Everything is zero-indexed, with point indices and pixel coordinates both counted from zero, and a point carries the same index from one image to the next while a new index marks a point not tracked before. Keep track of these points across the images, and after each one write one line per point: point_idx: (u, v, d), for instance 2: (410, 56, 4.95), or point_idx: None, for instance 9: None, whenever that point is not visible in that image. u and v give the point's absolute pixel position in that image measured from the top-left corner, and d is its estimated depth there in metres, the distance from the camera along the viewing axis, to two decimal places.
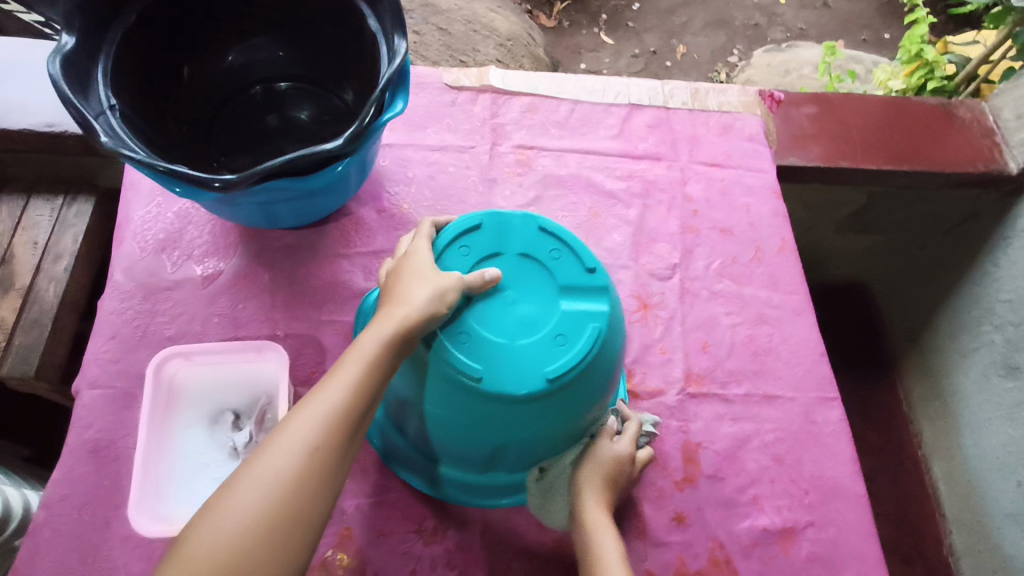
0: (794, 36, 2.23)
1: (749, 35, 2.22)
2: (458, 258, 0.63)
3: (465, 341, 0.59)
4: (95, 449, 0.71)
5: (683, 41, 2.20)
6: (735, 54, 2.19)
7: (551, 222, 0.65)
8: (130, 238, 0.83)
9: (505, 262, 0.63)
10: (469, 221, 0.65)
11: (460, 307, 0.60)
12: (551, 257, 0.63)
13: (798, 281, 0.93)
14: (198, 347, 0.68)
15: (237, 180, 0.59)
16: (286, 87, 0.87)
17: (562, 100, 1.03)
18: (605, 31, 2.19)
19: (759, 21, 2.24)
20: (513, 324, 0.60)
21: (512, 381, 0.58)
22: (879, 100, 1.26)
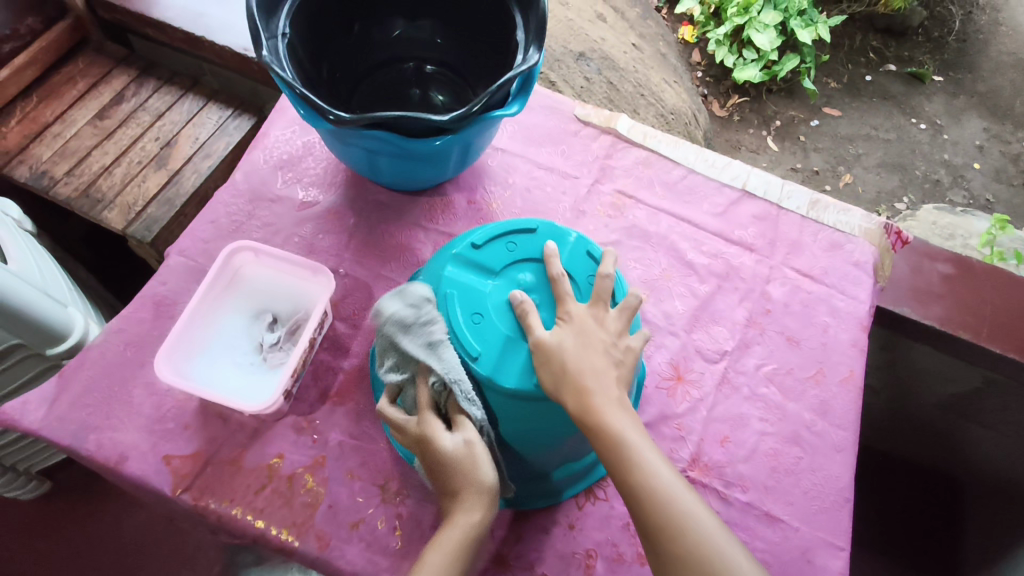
0: (976, 204, 2.08)
1: (926, 188, 2.11)
2: (502, 250, 0.68)
3: (476, 321, 0.63)
4: (160, 302, 0.80)
5: (852, 171, 2.13)
6: (904, 203, 2.09)
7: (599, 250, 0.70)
8: (261, 149, 0.94)
9: (542, 269, 0.68)
10: (526, 224, 0.70)
11: (485, 292, 0.65)
12: (586, 281, 0.68)
13: (850, 418, 0.87)
14: (267, 248, 0.75)
15: (348, 119, 0.66)
16: (432, 71, 0.97)
17: (677, 165, 1.05)
18: (773, 136, 2.17)
19: (943, 177, 2.13)
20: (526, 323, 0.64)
21: (507, 370, 0.62)
22: None
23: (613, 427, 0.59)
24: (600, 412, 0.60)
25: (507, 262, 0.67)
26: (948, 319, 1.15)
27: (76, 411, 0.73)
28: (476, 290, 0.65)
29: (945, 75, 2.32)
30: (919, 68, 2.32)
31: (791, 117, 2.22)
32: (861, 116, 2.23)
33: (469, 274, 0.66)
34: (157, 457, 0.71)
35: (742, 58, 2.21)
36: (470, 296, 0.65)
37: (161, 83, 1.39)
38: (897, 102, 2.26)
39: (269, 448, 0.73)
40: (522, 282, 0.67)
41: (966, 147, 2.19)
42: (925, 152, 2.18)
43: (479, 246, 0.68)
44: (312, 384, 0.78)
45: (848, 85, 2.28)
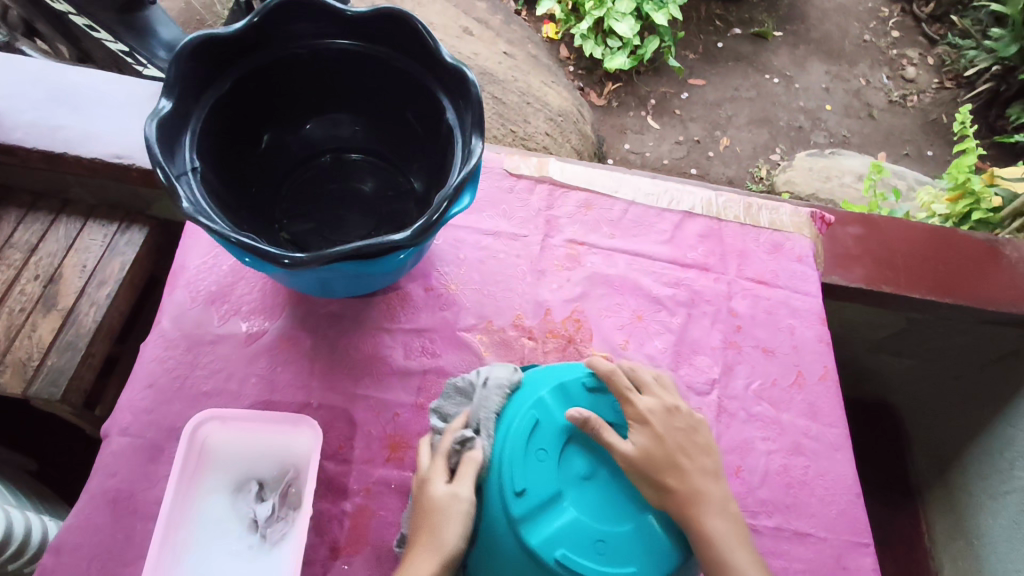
0: (837, 142, 2.26)
1: (792, 136, 2.26)
2: (537, 465, 0.56)
3: (604, 549, 0.54)
4: (115, 499, 0.70)
5: (728, 134, 2.24)
6: (777, 153, 2.23)
7: (587, 377, 0.61)
8: (182, 286, 0.84)
9: (580, 442, 0.58)
10: (524, 419, 0.57)
11: (580, 518, 0.54)
12: (613, 411, 0.61)
13: (838, 414, 0.91)
14: (234, 413, 0.67)
15: (305, 259, 0.60)
16: (355, 159, 0.90)
17: (617, 200, 1.05)
18: (652, 115, 2.25)
19: (803, 123, 2.29)
20: (624, 504, 0.57)
21: (659, 556, 0.56)
22: (924, 229, 1.27)
23: (719, 529, 0.58)
24: (705, 515, 0.58)
25: (555, 473, 0.56)
26: (871, 278, 1.23)
27: None
28: (571, 524, 0.54)
29: (784, 29, 2.48)
30: (761, 26, 2.47)
31: (664, 93, 2.31)
32: (723, 81, 2.35)
33: (550, 517, 0.54)
34: None
35: (608, 47, 2.27)
36: (573, 536, 0.53)
37: (25, 211, 1.22)
38: (749, 61, 2.40)
39: None
40: (581, 471, 0.57)
41: (816, 91, 2.36)
42: (783, 102, 2.33)
43: (527, 483, 0.55)
44: (319, 542, 0.71)
45: (704, 54, 2.40)
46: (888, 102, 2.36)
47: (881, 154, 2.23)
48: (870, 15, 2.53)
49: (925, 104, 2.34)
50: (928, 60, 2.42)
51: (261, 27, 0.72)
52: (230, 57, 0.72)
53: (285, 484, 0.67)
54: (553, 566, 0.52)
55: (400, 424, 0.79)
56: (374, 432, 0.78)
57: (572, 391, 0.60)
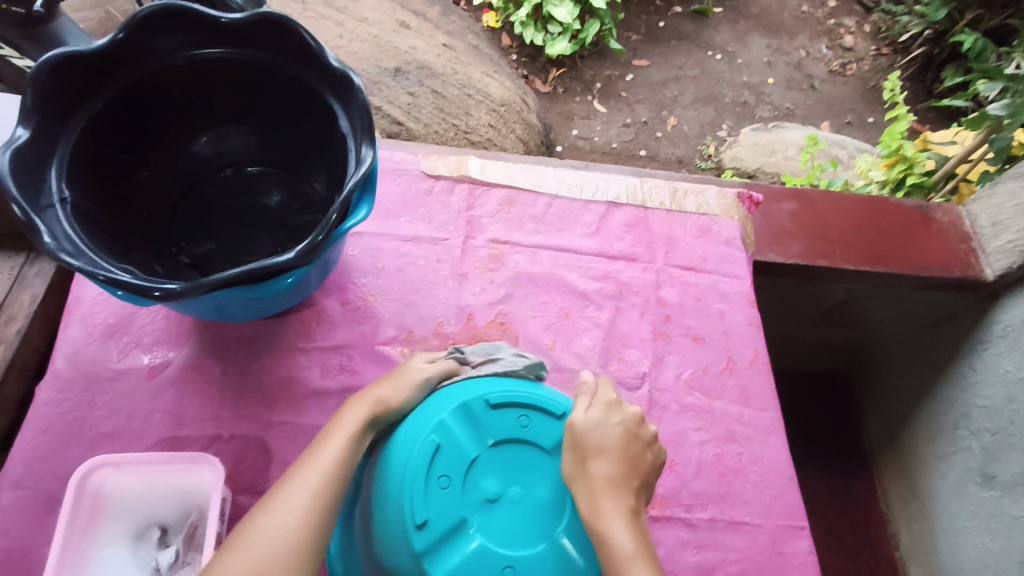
0: (781, 115, 2.28)
1: (738, 112, 2.26)
2: (439, 493, 0.53)
3: (512, 575, 0.51)
4: (8, 559, 0.66)
5: (674, 113, 2.24)
6: (724, 130, 2.23)
7: (492, 392, 0.58)
8: (77, 321, 0.79)
9: (485, 464, 0.55)
10: (423, 447, 0.55)
11: (483, 546, 0.52)
12: (524, 426, 0.57)
13: (770, 396, 0.91)
14: (127, 457, 0.63)
15: (179, 290, 0.56)
16: (256, 172, 0.86)
17: (541, 194, 1.02)
18: (598, 99, 2.23)
19: (748, 98, 2.29)
20: (535, 522, 0.54)
21: (574, 574, 0.52)
22: (856, 199, 1.28)
23: (619, 533, 0.52)
24: (610, 517, 0.53)
25: (458, 501, 0.53)
26: (807, 253, 1.23)
27: None
28: (476, 555, 0.51)
29: (723, 6, 2.48)
30: (700, 4, 2.46)
31: (608, 76, 2.29)
32: (666, 60, 2.35)
33: (455, 548, 0.52)
34: None
35: (548, 33, 2.22)
36: (479, 565, 0.51)
37: None
38: (691, 39, 2.39)
39: None
40: (489, 496, 0.54)
41: (757, 66, 2.36)
42: (726, 78, 2.33)
43: (428, 514, 0.52)
44: None
45: (647, 34, 2.38)
46: (829, 73, 2.38)
47: (822, 125, 2.26)
48: None
49: (864, 72, 2.37)
50: (864, 28, 2.44)
51: (128, 44, 0.67)
52: (97, 76, 0.67)
53: (189, 526, 0.63)
54: None
55: None
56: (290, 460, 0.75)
57: (477, 412, 0.57)
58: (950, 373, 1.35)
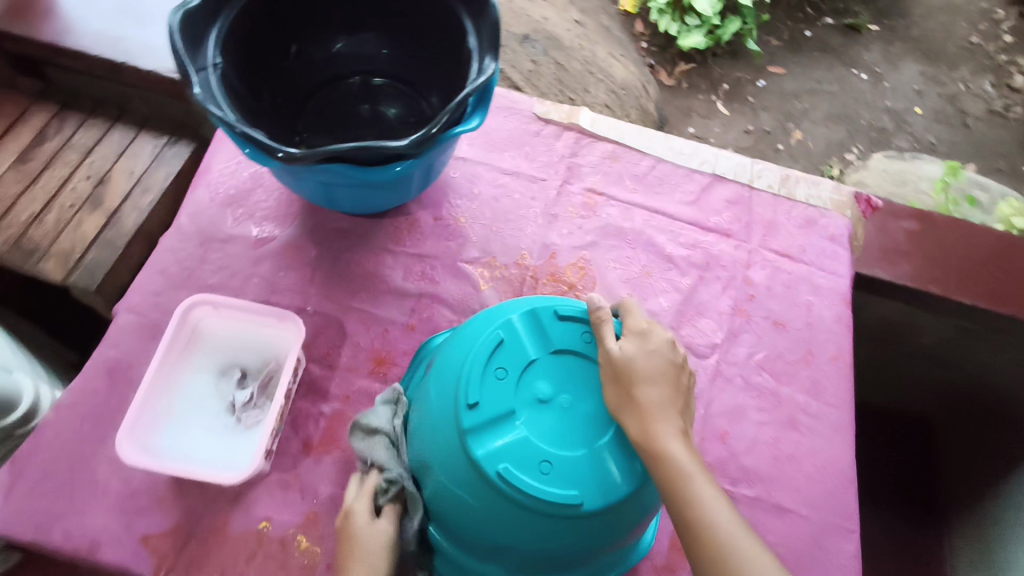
0: (921, 148, 2.09)
1: (872, 137, 2.10)
2: (495, 383, 0.55)
3: (548, 469, 0.52)
4: (114, 369, 0.75)
5: (801, 127, 2.11)
6: (854, 153, 2.08)
7: (563, 304, 0.60)
8: (204, 186, 0.87)
9: (542, 367, 0.57)
10: (488, 339, 0.57)
11: (528, 438, 0.53)
12: (585, 341, 0.59)
13: (844, 396, 0.87)
14: (227, 300, 0.70)
15: (300, 155, 0.61)
16: (381, 83, 0.91)
17: (645, 155, 1.02)
18: (722, 101, 2.11)
19: (887, 125, 2.13)
20: (579, 429, 0.55)
21: (608, 484, 0.53)
22: (988, 233, 1.17)
23: (677, 454, 0.53)
24: (664, 437, 0.53)
25: (510, 393, 0.55)
26: (918, 276, 1.15)
27: (33, 502, 0.67)
28: (518, 442, 0.53)
29: (881, 24, 2.29)
30: (854, 18, 2.29)
31: (738, 79, 2.17)
32: (805, 71, 2.20)
33: (499, 433, 0.54)
34: (135, 539, 0.67)
35: (684, 24, 2.13)
36: (520, 453, 0.53)
37: (85, 116, 1.28)
38: (837, 54, 2.23)
39: (254, 512, 0.69)
40: (542, 396, 0.55)
41: (905, 92, 2.18)
42: (867, 100, 2.16)
43: (480, 396, 0.54)
44: (294, 436, 0.74)
45: (790, 41, 2.24)
46: (986, 113, 2.17)
47: (968, 167, 2.06)
48: (981, 17, 2.32)
49: None
50: None
51: None
52: None
53: (267, 374, 0.70)
54: (493, 478, 0.52)
55: (388, 341, 0.81)
56: (362, 345, 0.80)
57: (545, 319, 0.59)
58: None
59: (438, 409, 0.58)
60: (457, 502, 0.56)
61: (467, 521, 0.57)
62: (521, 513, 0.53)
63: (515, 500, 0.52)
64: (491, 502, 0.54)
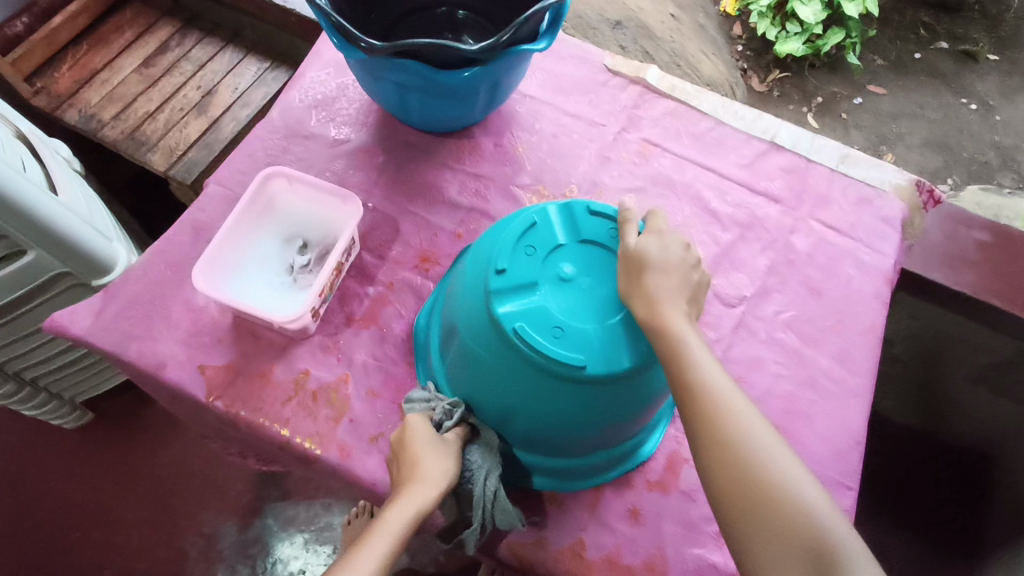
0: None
1: (971, 169, 1.97)
2: (524, 258, 0.64)
3: (560, 334, 0.60)
4: (198, 228, 0.85)
5: (894, 150, 1.99)
6: (947, 184, 1.96)
7: (596, 204, 0.68)
8: (296, 90, 0.97)
9: (568, 252, 0.65)
10: (523, 221, 0.66)
11: (546, 305, 0.61)
12: (610, 237, 0.67)
13: (868, 367, 0.87)
14: (301, 175, 0.79)
15: (379, 47, 0.69)
16: (465, 17, 0.98)
17: (706, 117, 1.04)
18: (813, 114, 2.02)
19: (991, 159, 1.98)
20: (593, 307, 0.63)
21: (611, 355, 0.60)
22: None
23: (683, 335, 0.60)
24: (670, 319, 0.61)
25: (534, 268, 0.63)
26: (981, 286, 1.11)
27: (119, 323, 0.78)
28: (537, 307, 0.61)
29: (1001, 54, 2.16)
30: (973, 45, 2.17)
31: (833, 94, 2.07)
32: (909, 94, 2.08)
33: (521, 297, 0.62)
34: (193, 367, 0.77)
35: (785, 31, 2.09)
36: (537, 317, 0.61)
37: (203, 35, 1.43)
38: (947, 80, 2.11)
39: (296, 365, 0.78)
40: (564, 274, 0.63)
41: (1017, 127, 2.04)
42: (971, 131, 2.03)
43: (509, 265, 0.63)
44: (339, 309, 0.82)
45: (896, 62, 2.14)
46: None
47: None
48: None
49: None
50: None
51: None
52: None
53: (325, 247, 0.79)
54: (510, 334, 0.60)
55: (436, 244, 0.88)
56: (411, 243, 0.87)
57: (578, 214, 0.67)
58: None
59: (471, 278, 0.67)
60: (477, 358, 0.65)
61: (483, 379, 0.66)
62: (531, 369, 0.61)
63: (526, 355, 0.60)
64: (507, 357, 0.62)
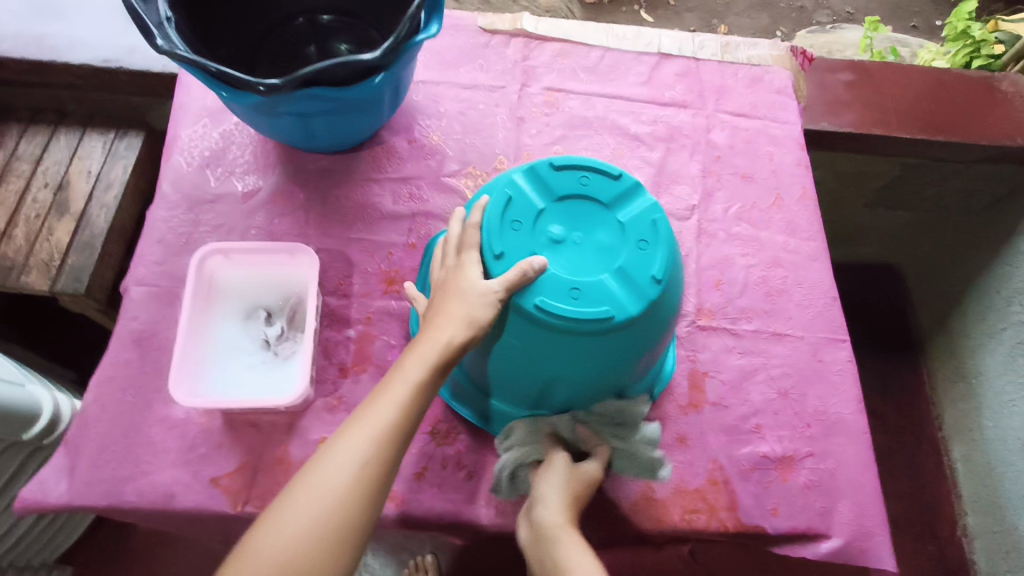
0: (840, 19, 2.09)
1: (794, 17, 2.10)
2: (513, 236, 0.62)
3: (579, 294, 0.59)
4: (140, 338, 0.77)
5: (725, 22, 2.09)
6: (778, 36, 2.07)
7: (557, 156, 0.65)
8: (177, 153, 0.88)
9: (552, 213, 0.63)
10: (497, 199, 0.63)
11: (553, 273, 0.60)
12: (584, 184, 0.64)
13: (816, 228, 0.94)
14: (235, 245, 0.72)
15: (278, 84, 0.63)
16: (329, 20, 0.91)
17: (593, 47, 1.05)
18: (646, 9, 2.07)
19: (806, 4, 2.12)
20: (595, 258, 0.61)
21: (631, 297, 0.60)
22: (922, 76, 1.25)
23: None
24: None
25: (526, 241, 0.61)
26: (862, 122, 1.21)
27: (99, 471, 0.70)
28: (546, 277, 0.59)
29: None
30: None
31: None
32: None
33: None
34: (205, 483, 0.71)
35: None
36: (550, 286, 0.59)
37: (25, 125, 1.25)
38: None
39: (310, 436, 0.74)
40: (556, 236, 0.62)
41: None
42: None
43: (503, 248, 0.61)
44: (328, 363, 0.78)
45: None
46: None
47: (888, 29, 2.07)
48: None
49: None
50: None
51: None
52: None
53: (292, 308, 0.74)
54: (531, 313, 0.59)
55: (394, 262, 0.84)
56: (370, 270, 0.83)
57: (543, 173, 0.64)
58: (1007, 248, 1.33)
59: None
60: (504, 347, 0.63)
61: (517, 362, 0.65)
62: (561, 337, 0.60)
63: (553, 326, 0.59)
64: (534, 336, 0.61)
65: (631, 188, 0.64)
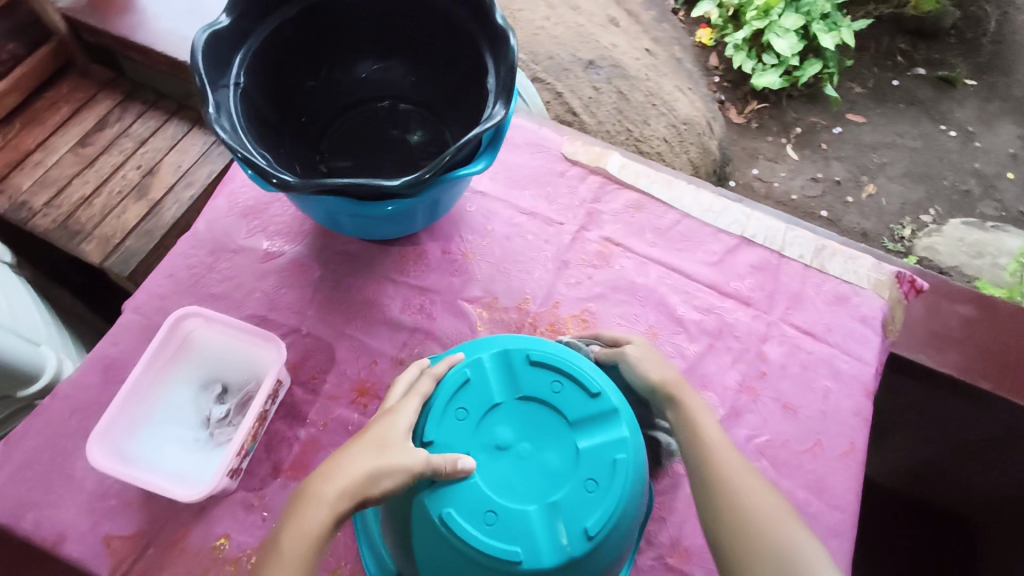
0: (1008, 219, 1.73)
1: (954, 200, 1.75)
2: (454, 423, 0.59)
3: (493, 519, 0.55)
4: (110, 365, 0.77)
5: (875, 181, 1.78)
6: (929, 215, 1.73)
7: (536, 351, 0.61)
8: (224, 196, 0.89)
9: (505, 412, 0.60)
10: (455, 377, 0.60)
11: (477, 483, 0.56)
12: (553, 391, 0.60)
13: (850, 498, 0.79)
14: (218, 315, 0.71)
15: (293, 183, 0.61)
16: (409, 110, 0.90)
17: (671, 209, 0.97)
18: (793, 145, 1.81)
19: (973, 189, 1.77)
20: (531, 481, 0.57)
21: (551, 544, 0.54)
22: None
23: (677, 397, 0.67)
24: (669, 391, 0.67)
25: (466, 435, 0.59)
26: (966, 368, 0.94)
27: (13, 488, 0.70)
28: (467, 490, 0.55)
29: (979, 80, 1.92)
30: (950, 71, 1.93)
31: (813, 123, 1.85)
32: (888, 123, 1.86)
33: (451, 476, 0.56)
34: (98, 538, 0.68)
35: (760, 63, 1.85)
36: (466, 500, 0.55)
37: (145, 107, 1.32)
38: (925, 107, 1.88)
39: (214, 528, 0.70)
40: (500, 443, 0.58)
41: (998, 155, 1.82)
42: (954, 160, 1.81)
43: (434, 435, 0.58)
44: (266, 457, 0.74)
45: (875, 90, 1.90)
46: None
47: None
48: None
49: None
50: None
51: None
52: None
53: (246, 393, 0.72)
54: (437, 523, 0.54)
55: (375, 372, 0.80)
56: (348, 373, 0.80)
57: (517, 363, 0.61)
58: None
59: None
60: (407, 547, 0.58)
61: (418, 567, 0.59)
62: (462, 562, 0.55)
63: (453, 545, 0.54)
64: (436, 551, 0.56)
65: (607, 415, 0.59)
